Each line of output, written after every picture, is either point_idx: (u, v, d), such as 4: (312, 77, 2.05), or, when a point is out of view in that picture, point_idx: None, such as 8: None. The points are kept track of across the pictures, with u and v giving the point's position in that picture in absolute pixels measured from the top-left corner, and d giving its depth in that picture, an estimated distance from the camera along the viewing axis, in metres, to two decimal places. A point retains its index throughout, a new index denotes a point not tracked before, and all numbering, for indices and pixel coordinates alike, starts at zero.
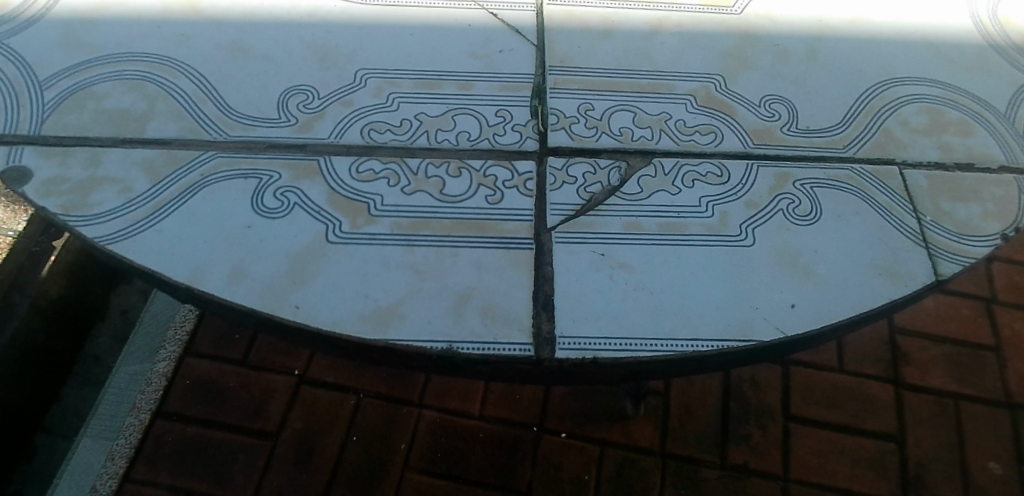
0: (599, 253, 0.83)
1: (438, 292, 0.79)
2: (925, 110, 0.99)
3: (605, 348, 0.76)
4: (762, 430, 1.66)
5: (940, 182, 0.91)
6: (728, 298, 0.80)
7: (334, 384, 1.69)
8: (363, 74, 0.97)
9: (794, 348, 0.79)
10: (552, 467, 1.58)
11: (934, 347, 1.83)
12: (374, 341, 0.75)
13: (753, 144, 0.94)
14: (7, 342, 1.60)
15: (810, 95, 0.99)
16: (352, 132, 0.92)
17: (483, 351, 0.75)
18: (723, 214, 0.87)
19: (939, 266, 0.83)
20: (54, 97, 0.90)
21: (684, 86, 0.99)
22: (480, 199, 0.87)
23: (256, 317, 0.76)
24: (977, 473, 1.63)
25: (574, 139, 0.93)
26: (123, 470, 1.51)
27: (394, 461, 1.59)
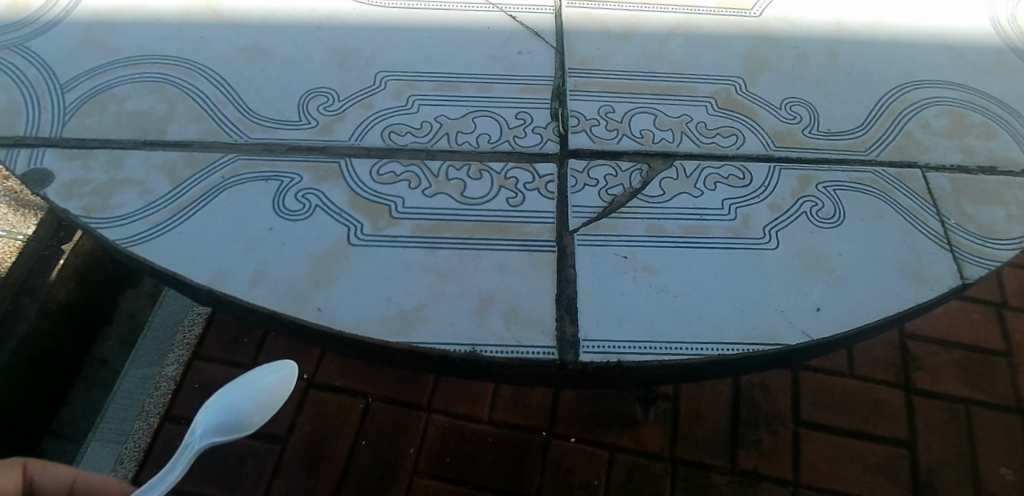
0: (622, 255, 0.82)
1: (460, 296, 0.78)
2: (946, 113, 0.98)
3: (629, 351, 0.75)
4: (772, 435, 1.65)
5: (963, 185, 0.90)
6: (750, 301, 0.79)
7: (343, 388, 1.68)
8: (382, 76, 0.97)
9: (818, 352, 0.78)
10: (561, 472, 1.58)
11: (945, 352, 1.81)
12: (397, 344, 0.74)
13: (775, 147, 0.94)
14: (15, 346, 1.59)
15: (831, 97, 0.99)
16: (373, 134, 0.91)
17: (506, 354, 0.74)
18: (746, 216, 0.86)
19: (964, 270, 0.83)
20: (75, 99, 0.90)
21: (704, 88, 0.99)
22: (501, 202, 0.87)
23: (278, 320, 0.76)
24: (988, 479, 1.61)
25: (595, 142, 0.93)
26: (132, 475, 1.49)
27: (403, 466, 1.58)
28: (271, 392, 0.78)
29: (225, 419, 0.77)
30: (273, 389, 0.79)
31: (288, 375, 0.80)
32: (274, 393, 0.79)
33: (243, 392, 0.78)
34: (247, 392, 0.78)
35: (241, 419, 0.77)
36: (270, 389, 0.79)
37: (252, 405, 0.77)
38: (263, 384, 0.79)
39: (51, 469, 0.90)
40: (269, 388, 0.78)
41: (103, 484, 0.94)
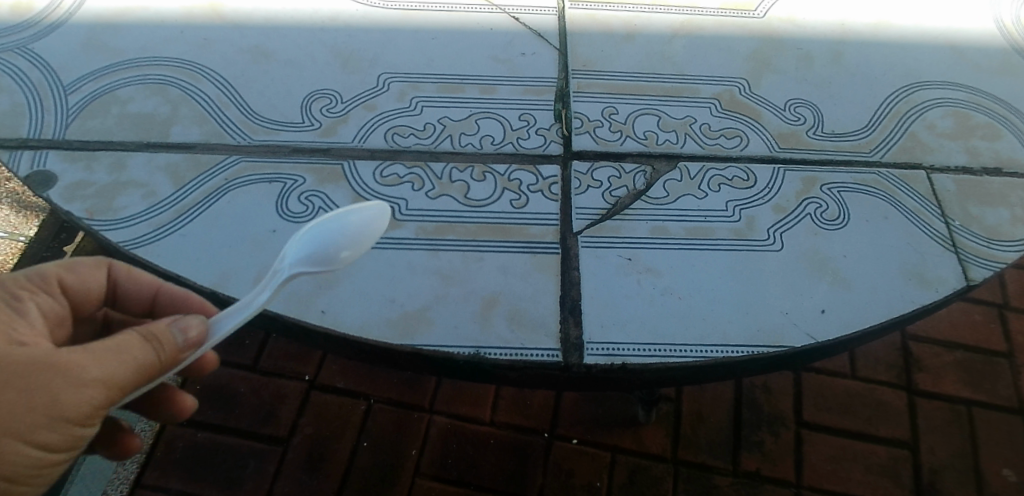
0: (626, 257, 0.82)
1: (464, 298, 0.78)
2: (951, 114, 0.98)
3: (634, 353, 0.74)
4: (775, 436, 1.65)
5: (967, 186, 0.90)
6: (755, 303, 0.79)
7: (345, 389, 1.68)
8: (386, 77, 0.96)
9: (823, 355, 0.78)
10: (563, 474, 1.57)
11: (947, 353, 1.81)
12: (401, 346, 0.74)
13: (779, 148, 0.94)
14: None
15: (835, 99, 0.99)
16: (376, 136, 0.91)
17: (510, 356, 0.74)
18: (751, 218, 0.86)
19: (970, 271, 0.82)
20: (78, 102, 0.90)
21: (708, 90, 0.99)
22: (505, 204, 0.86)
23: (282, 322, 0.75)
24: (991, 480, 1.61)
25: (599, 143, 0.93)
26: (134, 476, 1.51)
27: (405, 467, 1.57)
28: (356, 228, 0.69)
29: (312, 250, 0.68)
30: (360, 226, 0.69)
31: (380, 212, 0.71)
32: (362, 229, 0.69)
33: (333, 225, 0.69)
34: (334, 223, 0.69)
35: (327, 251, 0.68)
36: (362, 225, 0.69)
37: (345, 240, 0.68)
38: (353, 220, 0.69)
39: (136, 276, 0.78)
40: (361, 224, 0.69)
41: (180, 297, 0.78)
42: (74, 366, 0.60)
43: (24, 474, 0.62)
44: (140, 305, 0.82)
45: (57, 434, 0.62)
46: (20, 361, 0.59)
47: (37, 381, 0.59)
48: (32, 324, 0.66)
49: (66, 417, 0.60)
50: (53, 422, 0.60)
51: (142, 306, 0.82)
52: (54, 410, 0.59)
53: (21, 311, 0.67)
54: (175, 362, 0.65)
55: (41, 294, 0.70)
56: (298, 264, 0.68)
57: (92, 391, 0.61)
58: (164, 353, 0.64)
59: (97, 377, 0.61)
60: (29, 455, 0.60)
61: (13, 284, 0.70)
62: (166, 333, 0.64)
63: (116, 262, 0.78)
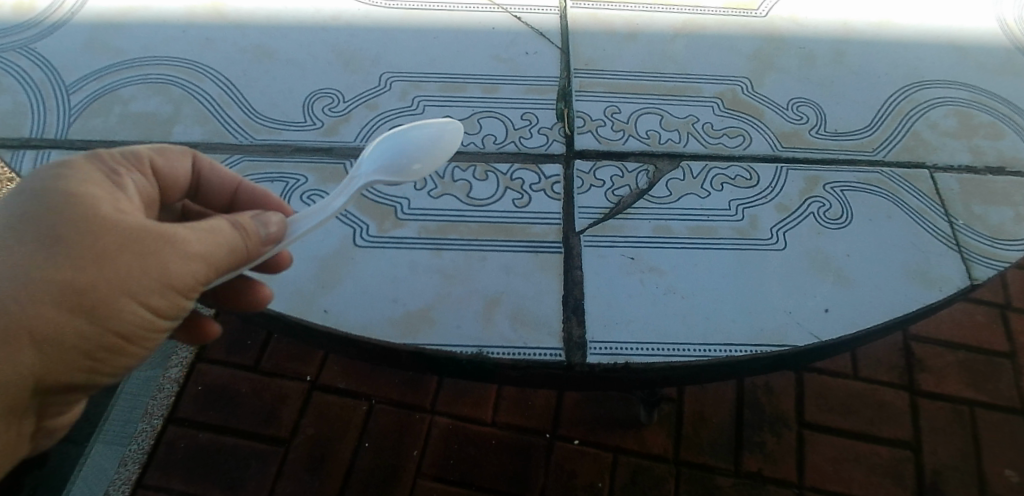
0: (629, 256, 0.82)
1: (466, 297, 0.78)
2: (953, 113, 0.98)
3: (637, 353, 0.74)
4: (777, 437, 1.65)
5: (970, 185, 0.90)
6: (758, 302, 0.79)
7: (346, 390, 1.67)
8: (387, 77, 0.96)
9: (827, 354, 0.78)
10: (565, 475, 1.57)
11: (950, 353, 1.79)
12: (403, 345, 0.74)
13: (782, 147, 0.93)
14: None
15: (837, 98, 0.99)
16: (378, 135, 0.91)
17: (513, 356, 0.74)
18: (754, 217, 0.86)
19: (974, 270, 0.82)
20: (80, 101, 0.90)
21: (711, 89, 0.99)
22: (507, 203, 0.86)
23: (284, 321, 0.75)
24: (993, 481, 1.61)
25: (601, 142, 0.93)
26: (136, 476, 1.51)
27: (406, 468, 1.57)
28: (430, 144, 0.70)
29: (388, 159, 0.69)
30: (436, 141, 0.70)
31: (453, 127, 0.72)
32: (437, 143, 0.70)
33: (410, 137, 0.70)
34: (408, 136, 0.69)
35: (405, 162, 0.69)
36: (436, 139, 0.71)
37: (421, 153, 0.69)
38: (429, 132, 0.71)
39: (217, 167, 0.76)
40: (437, 138, 0.71)
41: (265, 197, 0.79)
42: (172, 240, 0.57)
43: (133, 337, 0.59)
44: (220, 200, 0.79)
45: (162, 307, 0.60)
46: (129, 228, 0.56)
47: (145, 249, 0.56)
48: (132, 199, 0.61)
49: (173, 288, 0.58)
50: (161, 288, 0.58)
51: (223, 199, 0.79)
52: (163, 279, 0.57)
53: (121, 184, 0.62)
54: (259, 252, 0.62)
55: (135, 173, 0.65)
56: (374, 172, 0.68)
57: (193, 265, 0.59)
58: (249, 242, 0.62)
59: (196, 253, 0.59)
60: (135, 327, 0.59)
61: (108, 157, 0.64)
62: (250, 222, 0.62)
63: (199, 153, 0.75)
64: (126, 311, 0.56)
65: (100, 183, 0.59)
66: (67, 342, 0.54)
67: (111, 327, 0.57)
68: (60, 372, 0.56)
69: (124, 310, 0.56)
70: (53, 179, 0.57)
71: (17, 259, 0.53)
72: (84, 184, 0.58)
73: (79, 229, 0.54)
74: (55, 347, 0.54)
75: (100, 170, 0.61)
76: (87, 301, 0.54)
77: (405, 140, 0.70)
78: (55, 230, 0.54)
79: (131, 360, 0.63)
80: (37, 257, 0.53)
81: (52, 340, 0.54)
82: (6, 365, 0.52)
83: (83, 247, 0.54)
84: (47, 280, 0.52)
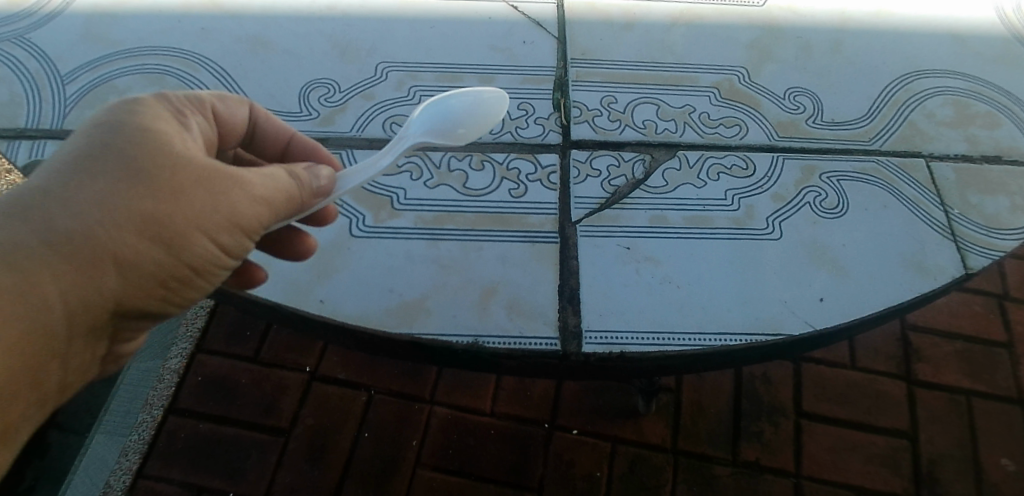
0: (625, 246, 0.82)
1: (463, 287, 0.78)
2: (950, 102, 0.98)
3: (633, 341, 0.75)
4: (774, 427, 1.65)
5: (966, 175, 0.90)
6: (754, 292, 0.79)
7: (345, 381, 1.68)
8: (384, 67, 0.96)
9: (821, 343, 0.78)
10: (563, 464, 1.58)
11: (947, 343, 1.80)
12: (400, 334, 0.74)
13: (778, 137, 0.93)
14: None
15: (835, 87, 0.98)
16: (374, 125, 0.91)
17: (508, 345, 0.74)
18: (750, 207, 0.86)
19: (968, 260, 0.82)
20: (75, 91, 0.90)
21: (708, 78, 0.99)
22: (503, 193, 0.86)
23: (281, 311, 0.76)
24: (989, 470, 1.62)
25: (598, 132, 0.93)
26: (136, 466, 1.52)
27: (406, 458, 1.58)
28: (472, 111, 0.77)
29: (437, 121, 0.76)
30: (477, 108, 0.78)
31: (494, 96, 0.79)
32: (478, 110, 0.78)
33: (459, 102, 0.77)
34: (453, 101, 0.76)
35: (451, 126, 0.76)
36: (480, 107, 0.78)
37: (467, 121, 0.77)
38: (475, 101, 0.78)
39: (271, 117, 0.82)
40: (481, 106, 0.78)
41: (316, 148, 0.84)
42: (241, 182, 0.64)
43: (199, 271, 0.65)
44: (272, 150, 0.85)
45: (227, 243, 0.66)
46: (202, 168, 0.62)
47: (218, 188, 0.62)
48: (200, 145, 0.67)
49: (238, 227, 0.65)
50: (230, 227, 0.64)
51: (275, 150, 0.84)
52: (230, 218, 0.63)
53: (190, 129, 0.67)
54: (311, 202, 0.69)
55: (201, 120, 0.70)
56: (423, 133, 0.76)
57: (258, 207, 0.65)
58: (303, 191, 0.67)
59: (259, 196, 0.65)
60: (202, 260, 0.64)
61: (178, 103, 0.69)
62: (307, 171, 0.69)
63: (257, 105, 0.80)
64: (198, 244, 0.62)
65: (174, 127, 0.65)
66: (146, 267, 0.60)
67: (181, 258, 0.62)
68: (134, 296, 0.62)
69: (197, 244, 0.62)
70: (128, 119, 0.62)
71: (98, 187, 0.57)
72: (157, 124, 0.63)
73: (157, 165, 0.59)
74: (136, 271, 0.59)
75: (173, 115, 0.67)
76: (165, 230, 0.59)
77: (451, 106, 0.77)
78: (137, 162, 0.59)
79: (190, 293, 0.68)
80: (120, 187, 0.57)
81: (131, 263, 0.59)
82: (91, 279, 0.57)
83: (163, 181, 0.59)
84: (130, 209, 0.57)
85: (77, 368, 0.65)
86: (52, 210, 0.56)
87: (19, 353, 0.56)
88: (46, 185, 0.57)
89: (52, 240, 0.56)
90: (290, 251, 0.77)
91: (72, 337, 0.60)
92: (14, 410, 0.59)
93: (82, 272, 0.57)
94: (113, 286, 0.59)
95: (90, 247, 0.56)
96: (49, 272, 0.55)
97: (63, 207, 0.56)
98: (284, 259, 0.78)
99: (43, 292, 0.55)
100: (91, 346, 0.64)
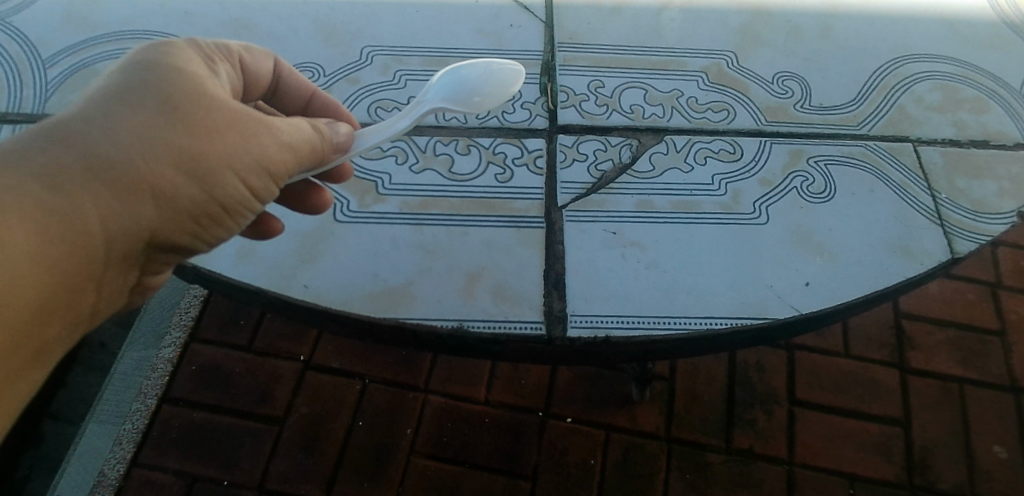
0: (611, 231, 0.82)
1: (448, 272, 0.78)
2: (939, 87, 0.97)
3: (618, 326, 0.75)
4: (768, 415, 1.66)
5: (954, 159, 0.90)
6: (740, 276, 0.79)
7: (339, 369, 1.68)
8: (369, 50, 0.96)
9: (808, 327, 0.78)
10: (558, 452, 1.59)
11: (940, 331, 1.80)
12: (385, 319, 0.74)
13: (766, 122, 0.93)
14: None
15: (823, 72, 0.98)
16: (359, 110, 0.91)
17: (494, 329, 0.74)
18: (737, 192, 0.86)
19: (955, 244, 0.82)
20: (56, 75, 0.89)
21: (696, 63, 0.98)
22: (489, 178, 0.86)
23: (265, 296, 0.76)
24: (981, 457, 1.63)
25: (585, 117, 0.92)
26: (130, 455, 1.52)
27: (400, 446, 1.59)
28: (484, 80, 0.75)
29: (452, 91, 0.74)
30: (490, 77, 0.76)
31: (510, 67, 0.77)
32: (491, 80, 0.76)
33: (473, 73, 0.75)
34: (464, 71, 0.75)
35: (465, 94, 0.74)
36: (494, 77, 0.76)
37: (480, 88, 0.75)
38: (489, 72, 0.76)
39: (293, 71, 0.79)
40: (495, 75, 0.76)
41: (338, 109, 0.85)
42: (269, 127, 0.64)
43: (224, 215, 0.64)
44: (294, 103, 0.83)
45: (254, 187, 0.65)
46: (233, 109, 0.61)
47: (248, 130, 0.62)
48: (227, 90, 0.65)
49: (267, 172, 0.64)
50: (258, 170, 0.63)
51: (296, 105, 0.83)
52: (261, 160, 0.63)
53: (217, 73, 0.66)
54: (330, 157, 0.69)
55: (227, 65, 0.69)
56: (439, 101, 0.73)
57: (285, 153, 0.65)
58: (327, 141, 0.68)
59: (285, 142, 0.65)
60: (231, 202, 0.63)
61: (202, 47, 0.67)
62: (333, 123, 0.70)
63: (282, 60, 0.78)
64: (230, 184, 0.61)
65: (202, 69, 0.63)
66: (181, 203, 0.58)
67: (213, 196, 0.61)
68: (167, 232, 0.59)
69: (229, 182, 0.61)
70: (157, 59, 0.61)
71: (137, 118, 0.56)
72: (188, 65, 0.62)
73: (192, 102, 0.59)
74: (173, 204, 0.58)
75: (201, 56, 0.65)
76: (201, 166, 0.58)
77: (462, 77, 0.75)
78: (170, 100, 0.58)
79: (214, 240, 0.66)
80: (157, 119, 0.57)
81: (168, 199, 0.57)
82: (128, 214, 0.55)
83: (197, 120, 0.58)
84: (168, 141, 0.56)
85: (108, 298, 0.61)
86: (90, 136, 0.54)
87: (59, 274, 0.52)
88: (81, 115, 0.55)
89: (92, 163, 0.53)
90: (310, 203, 0.79)
91: (103, 279, 0.57)
92: (49, 328, 0.54)
93: (119, 204, 0.54)
94: (150, 220, 0.57)
95: (131, 173, 0.54)
96: (91, 196, 0.53)
97: (102, 133, 0.54)
98: (304, 212, 0.81)
99: (87, 216, 0.52)
100: (123, 278, 0.61)
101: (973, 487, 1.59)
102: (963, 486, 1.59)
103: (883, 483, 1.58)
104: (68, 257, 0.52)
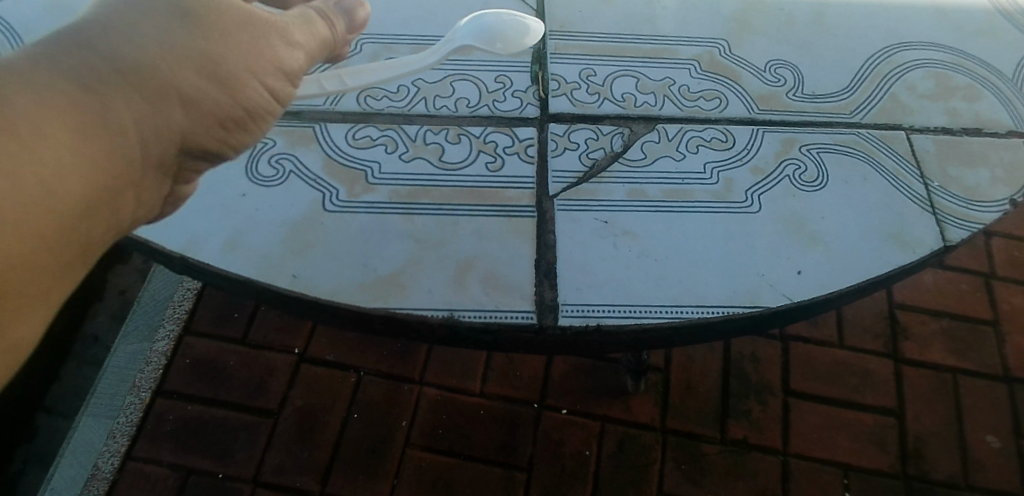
0: (602, 220, 0.81)
1: (438, 261, 0.77)
2: (932, 75, 0.97)
3: (609, 315, 0.74)
4: (762, 405, 1.66)
5: (947, 147, 0.90)
6: (732, 265, 0.79)
7: (334, 361, 1.68)
8: (358, 39, 0.95)
9: (801, 315, 0.78)
10: (553, 443, 1.59)
11: (934, 321, 1.81)
12: (374, 309, 0.74)
13: (759, 110, 0.92)
14: None
15: (816, 60, 0.98)
16: (348, 98, 0.90)
17: (484, 319, 0.74)
18: (729, 180, 0.85)
19: (947, 232, 0.82)
20: None
21: (688, 51, 0.98)
22: (480, 166, 0.85)
23: (254, 286, 0.75)
24: (974, 447, 1.63)
25: (576, 106, 0.92)
26: (125, 448, 1.52)
27: (395, 438, 1.58)
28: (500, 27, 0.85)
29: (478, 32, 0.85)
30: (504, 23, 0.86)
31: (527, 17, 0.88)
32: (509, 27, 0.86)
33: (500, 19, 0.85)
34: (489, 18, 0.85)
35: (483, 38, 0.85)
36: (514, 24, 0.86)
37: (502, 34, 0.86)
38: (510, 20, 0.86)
39: None
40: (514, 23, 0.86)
41: None
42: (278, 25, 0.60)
43: (248, 121, 0.59)
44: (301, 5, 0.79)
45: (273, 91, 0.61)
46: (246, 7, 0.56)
47: (261, 30, 0.58)
48: None
49: (283, 73, 0.61)
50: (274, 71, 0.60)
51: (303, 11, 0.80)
52: (278, 62, 0.59)
53: None
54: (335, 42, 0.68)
55: None
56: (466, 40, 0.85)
57: (297, 52, 0.62)
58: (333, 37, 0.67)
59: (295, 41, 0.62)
60: (257, 108, 0.59)
61: None
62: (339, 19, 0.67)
63: None
64: (255, 88, 0.58)
65: None
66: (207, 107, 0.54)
67: (240, 103, 0.57)
68: (195, 139, 0.56)
69: (254, 88, 0.57)
70: None
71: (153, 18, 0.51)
72: None
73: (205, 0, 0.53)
74: (201, 111, 0.54)
75: None
76: (224, 69, 0.54)
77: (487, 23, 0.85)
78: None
79: (236, 151, 0.62)
80: (174, 20, 0.52)
81: (194, 104, 0.53)
82: (156, 118, 0.50)
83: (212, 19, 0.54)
84: (191, 46, 0.52)
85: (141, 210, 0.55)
86: (110, 39, 0.49)
87: (102, 180, 0.47)
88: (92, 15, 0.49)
89: (118, 67, 0.48)
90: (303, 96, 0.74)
91: (139, 184, 0.51)
92: (94, 240, 0.48)
93: (146, 108, 0.50)
94: (179, 128, 0.53)
95: (158, 77, 0.50)
96: (120, 100, 0.48)
97: (121, 35, 0.49)
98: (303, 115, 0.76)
99: (122, 122, 0.48)
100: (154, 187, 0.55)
101: (967, 477, 1.60)
102: (957, 476, 1.59)
103: (877, 473, 1.59)
104: (107, 157, 0.47)
